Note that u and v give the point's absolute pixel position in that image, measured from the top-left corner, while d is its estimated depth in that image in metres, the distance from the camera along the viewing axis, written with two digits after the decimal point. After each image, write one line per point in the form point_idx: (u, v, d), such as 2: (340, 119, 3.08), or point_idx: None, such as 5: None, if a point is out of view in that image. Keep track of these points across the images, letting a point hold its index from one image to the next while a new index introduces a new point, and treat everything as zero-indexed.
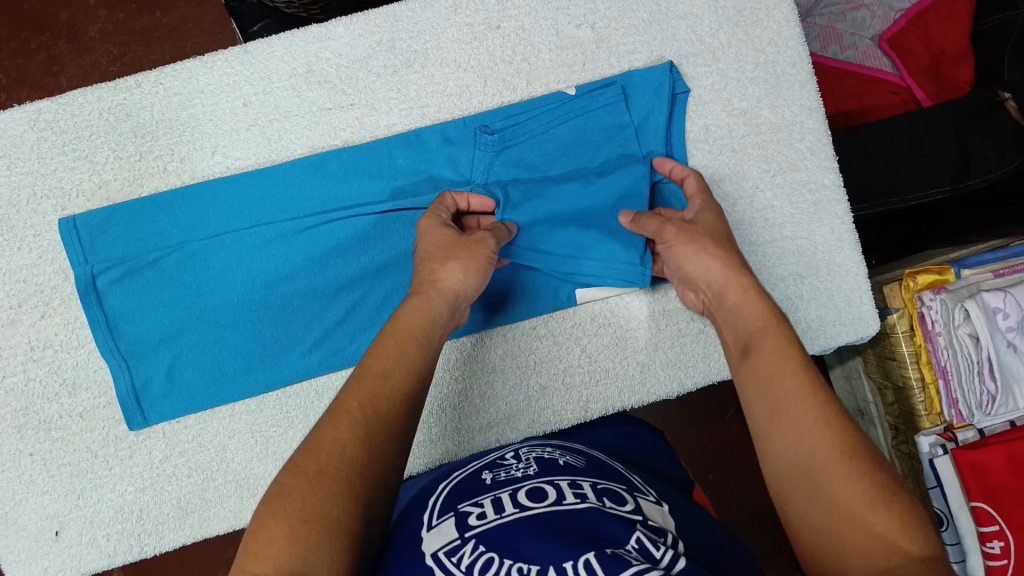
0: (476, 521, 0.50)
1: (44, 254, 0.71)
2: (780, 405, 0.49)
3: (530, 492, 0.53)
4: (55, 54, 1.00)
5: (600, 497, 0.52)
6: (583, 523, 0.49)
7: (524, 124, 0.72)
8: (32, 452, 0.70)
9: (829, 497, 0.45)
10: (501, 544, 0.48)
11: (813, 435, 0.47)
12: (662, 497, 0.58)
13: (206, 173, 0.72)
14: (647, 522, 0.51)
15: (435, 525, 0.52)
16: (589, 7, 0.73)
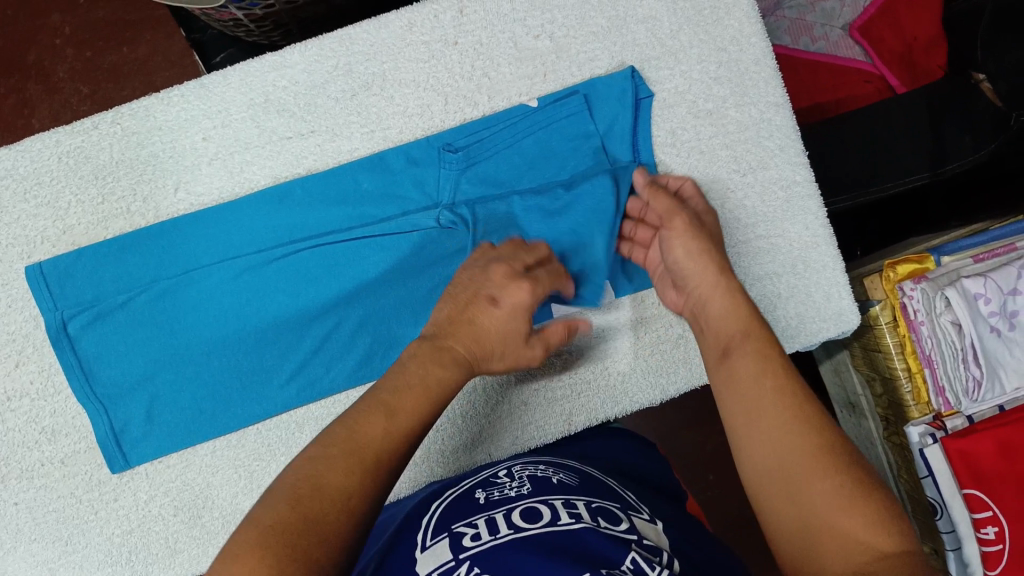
0: (471, 542, 0.51)
1: (14, 303, 0.70)
2: (756, 406, 0.51)
3: (525, 511, 0.53)
4: (25, 96, 0.99)
5: (594, 517, 0.52)
6: (579, 543, 0.49)
7: (488, 140, 0.71)
8: (16, 501, 0.70)
9: (804, 496, 0.46)
10: (491, 566, 0.48)
11: (789, 436, 0.48)
12: (654, 516, 0.57)
13: (170, 210, 0.71)
14: (642, 542, 0.51)
15: (429, 546, 0.53)
16: (547, 16, 0.72)
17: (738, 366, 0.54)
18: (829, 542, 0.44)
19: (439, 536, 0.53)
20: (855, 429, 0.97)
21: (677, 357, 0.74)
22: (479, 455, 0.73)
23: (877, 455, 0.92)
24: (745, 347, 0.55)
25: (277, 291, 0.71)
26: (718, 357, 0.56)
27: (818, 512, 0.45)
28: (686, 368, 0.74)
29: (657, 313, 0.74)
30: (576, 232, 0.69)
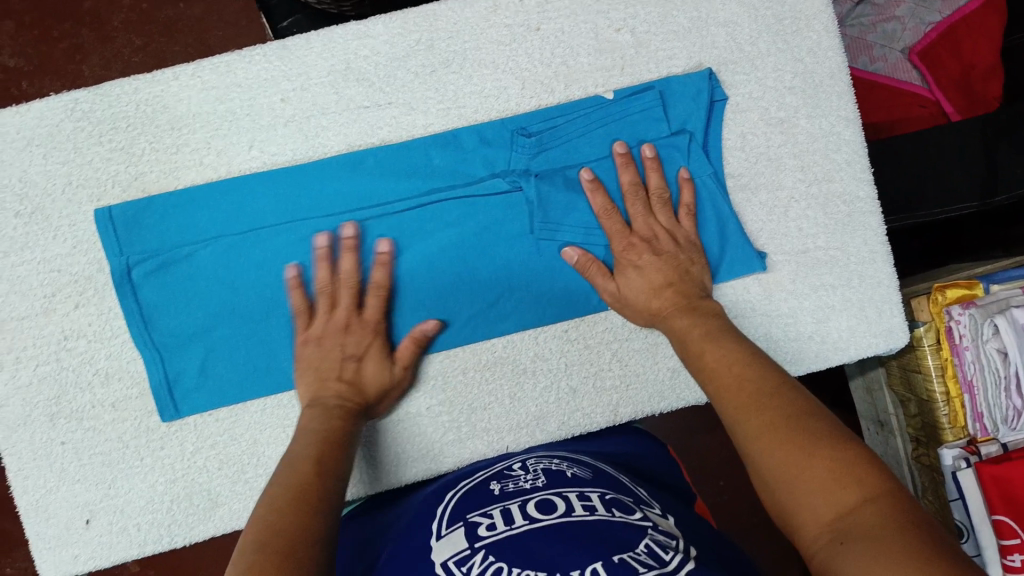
0: (487, 532, 0.57)
1: (79, 245, 0.71)
2: (724, 396, 0.58)
3: (540, 504, 0.60)
4: (79, 43, 1.00)
5: (609, 508, 0.58)
6: (594, 530, 0.54)
7: (562, 127, 0.72)
8: (63, 441, 0.70)
9: (767, 470, 0.51)
10: (509, 552, 0.53)
11: (750, 420, 0.54)
12: (667, 510, 0.62)
13: (242, 167, 0.72)
14: (654, 529, 0.57)
15: (445, 535, 0.58)
16: (630, 11, 0.73)
17: (712, 357, 0.61)
18: (804, 502, 0.48)
19: (454, 525, 0.59)
20: (884, 446, 0.98)
21: None
22: (523, 436, 0.74)
23: (903, 475, 0.94)
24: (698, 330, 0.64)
25: None
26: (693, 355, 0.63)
27: (781, 473, 0.50)
28: None
29: None
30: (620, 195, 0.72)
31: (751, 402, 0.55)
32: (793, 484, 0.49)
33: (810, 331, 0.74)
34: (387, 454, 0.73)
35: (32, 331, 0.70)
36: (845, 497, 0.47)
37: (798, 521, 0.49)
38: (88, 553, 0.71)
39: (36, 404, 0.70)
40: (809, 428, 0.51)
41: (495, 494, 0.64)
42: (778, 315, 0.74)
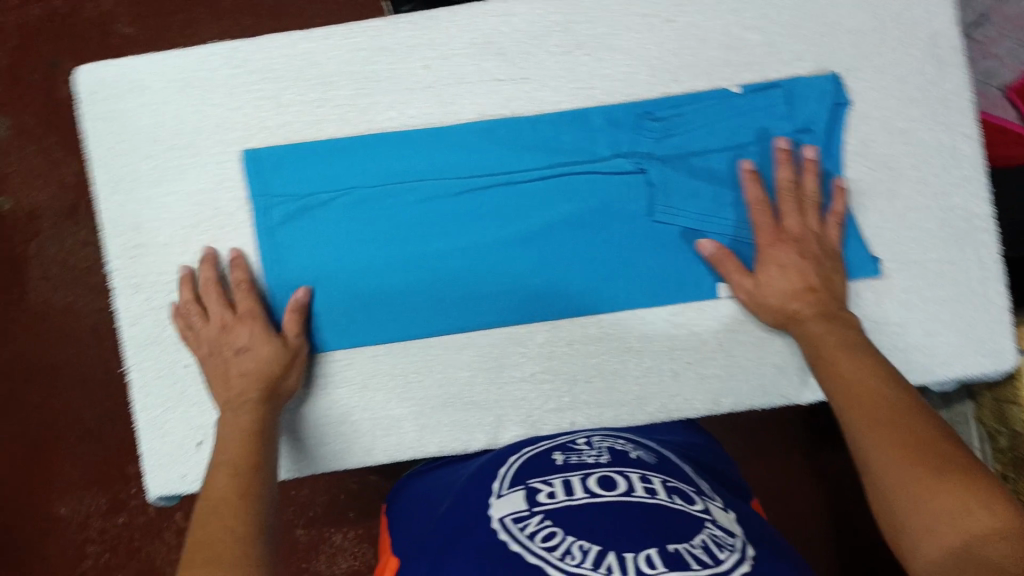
0: (547, 498, 0.61)
1: (222, 184, 0.75)
2: (853, 404, 0.61)
3: (601, 479, 0.63)
4: (194, 17, 1.17)
5: (669, 493, 0.61)
6: (652, 515, 0.57)
7: (688, 115, 0.75)
8: (187, 363, 0.75)
9: (889, 484, 0.54)
10: (565, 519, 0.57)
11: (874, 435, 0.57)
12: (727, 503, 0.66)
13: (379, 125, 0.75)
14: (715, 522, 0.59)
15: (504, 495, 0.64)
16: (763, 12, 0.76)
17: (848, 365, 0.64)
18: (922, 520, 0.51)
19: (514, 487, 0.64)
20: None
21: None
22: (621, 414, 0.77)
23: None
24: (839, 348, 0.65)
25: (466, 218, 0.75)
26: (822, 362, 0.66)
27: (902, 492, 0.53)
28: None
29: None
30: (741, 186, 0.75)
31: (884, 415, 0.58)
32: (914, 501, 0.52)
33: (916, 340, 0.75)
34: (484, 416, 0.76)
35: (170, 259, 0.75)
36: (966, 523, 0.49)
37: (914, 536, 0.51)
38: (195, 473, 0.74)
39: (166, 327, 0.75)
40: (931, 456, 0.54)
41: (558, 463, 0.68)
42: (885, 321, 0.75)
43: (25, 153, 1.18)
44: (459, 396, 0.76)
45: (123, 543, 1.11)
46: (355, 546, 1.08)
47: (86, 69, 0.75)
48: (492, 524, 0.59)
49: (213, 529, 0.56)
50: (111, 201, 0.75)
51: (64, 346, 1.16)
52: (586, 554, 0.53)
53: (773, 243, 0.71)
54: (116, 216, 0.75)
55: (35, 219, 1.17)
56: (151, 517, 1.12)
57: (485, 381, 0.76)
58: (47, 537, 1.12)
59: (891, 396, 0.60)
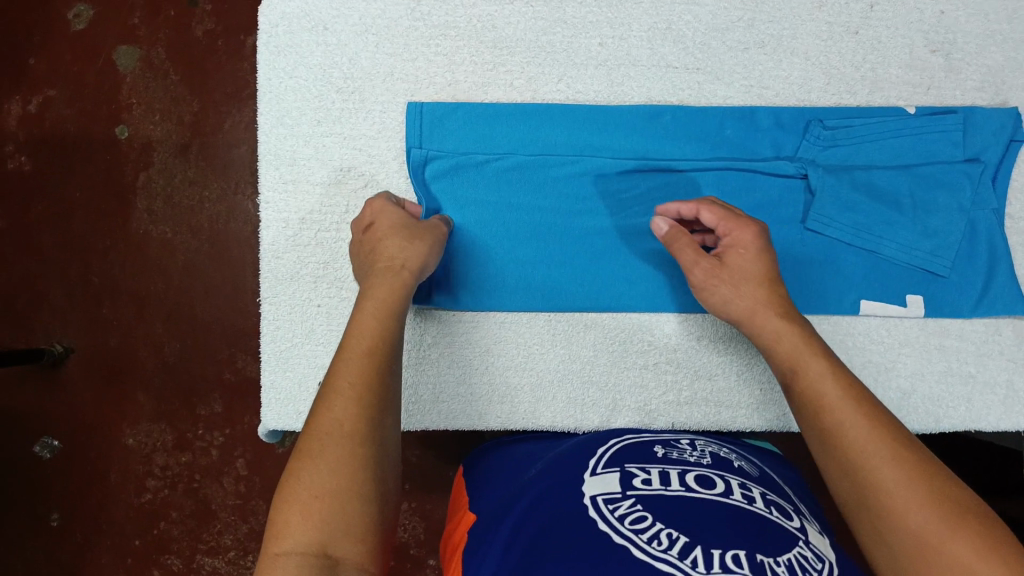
0: (642, 485, 0.59)
1: (383, 131, 0.76)
2: (837, 426, 0.55)
3: (699, 478, 0.60)
4: None
5: (768, 505, 0.58)
6: (750, 519, 0.55)
7: (858, 128, 0.73)
8: (320, 303, 0.75)
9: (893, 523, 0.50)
10: (657, 507, 0.55)
11: (870, 469, 0.52)
12: (824, 531, 0.61)
13: (546, 96, 0.76)
14: (810, 543, 0.55)
15: (599, 474, 0.62)
16: (949, 37, 0.75)
17: (817, 374, 0.59)
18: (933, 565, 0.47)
19: (610, 470, 0.63)
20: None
21: (962, 393, 0.73)
22: (740, 417, 0.75)
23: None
24: (813, 363, 0.60)
25: (616, 200, 0.74)
26: (789, 377, 0.61)
27: (907, 531, 0.49)
28: (965, 406, 0.73)
29: (955, 347, 0.73)
30: (907, 206, 0.73)
31: (875, 443, 0.53)
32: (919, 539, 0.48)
33: None
34: (601, 397, 0.75)
35: (321, 198, 0.75)
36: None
37: None
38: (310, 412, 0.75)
39: (307, 265, 0.75)
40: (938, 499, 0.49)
41: (658, 457, 0.66)
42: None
43: (150, 84, 1.16)
44: (577, 374, 0.75)
45: (183, 481, 1.11)
46: (409, 519, 1.01)
47: (271, 0, 0.76)
48: (582, 502, 0.57)
49: (336, 415, 0.50)
50: (271, 133, 0.75)
51: (156, 277, 1.14)
52: (674, 542, 0.51)
53: (741, 229, 0.66)
54: (274, 146, 0.75)
55: (149, 150, 1.15)
56: (214, 459, 1.11)
57: (608, 363, 0.76)
58: (110, 461, 1.12)
59: (878, 431, 0.54)
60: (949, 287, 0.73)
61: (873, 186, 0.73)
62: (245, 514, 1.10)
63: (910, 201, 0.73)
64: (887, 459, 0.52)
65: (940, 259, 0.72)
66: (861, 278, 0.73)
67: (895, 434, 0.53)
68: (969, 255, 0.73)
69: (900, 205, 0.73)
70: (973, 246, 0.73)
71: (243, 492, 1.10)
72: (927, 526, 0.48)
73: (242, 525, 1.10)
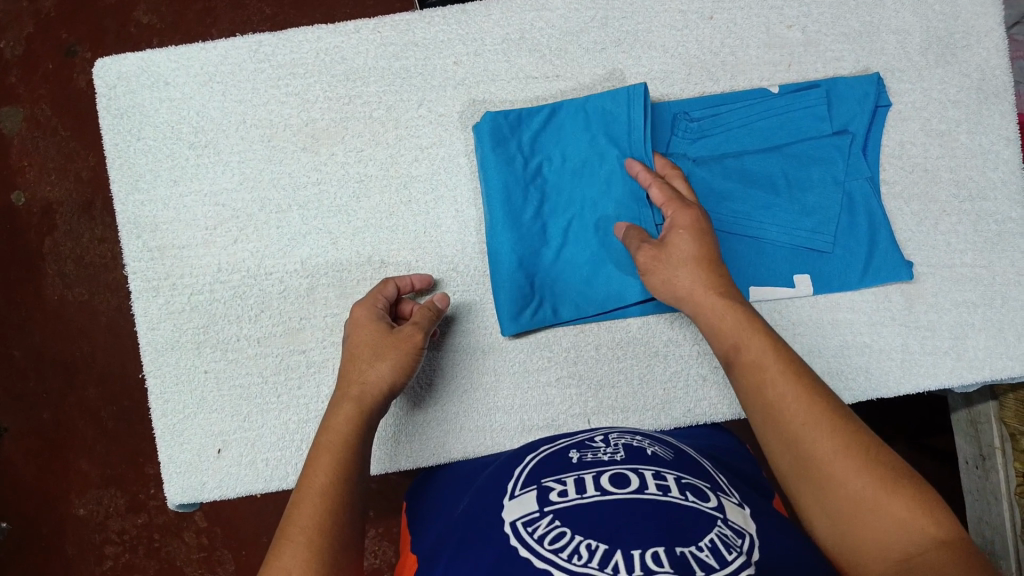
0: (558, 498, 0.52)
1: (245, 182, 0.73)
2: (775, 405, 0.55)
3: (614, 477, 0.53)
4: (211, 7, 1.10)
5: (683, 491, 0.52)
6: (667, 513, 0.49)
7: (725, 115, 0.73)
8: (206, 368, 0.73)
9: (834, 494, 0.51)
10: (577, 519, 0.49)
11: (808, 440, 0.53)
12: (746, 499, 0.54)
13: (409, 123, 0.74)
14: (729, 521, 0.50)
15: (518, 496, 0.54)
16: (803, 10, 0.75)
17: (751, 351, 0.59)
18: (875, 530, 0.49)
19: (529, 487, 0.55)
20: (976, 483, 0.93)
21: (859, 363, 0.73)
22: (647, 419, 0.74)
23: (998, 511, 0.89)
24: (751, 340, 0.59)
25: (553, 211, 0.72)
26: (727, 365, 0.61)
27: (846, 503, 0.50)
28: (865, 376, 0.73)
29: (848, 320, 0.73)
30: (782, 187, 0.72)
31: (809, 410, 0.54)
32: (857, 503, 0.50)
33: (947, 346, 0.73)
34: (508, 420, 0.73)
35: (190, 259, 0.73)
36: (907, 544, 0.48)
37: (857, 550, 0.49)
38: (215, 481, 0.73)
39: (185, 330, 0.73)
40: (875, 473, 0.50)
41: (572, 462, 0.58)
42: (917, 326, 0.73)
43: (39, 144, 1.09)
44: (483, 400, 0.73)
45: (144, 543, 1.07)
46: (377, 545, 1.03)
47: (105, 61, 0.73)
48: (503, 530, 0.50)
49: (284, 562, 0.51)
50: (128, 201, 0.73)
51: (78, 342, 1.09)
52: (594, 554, 0.46)
53: (678, 211, 0.65)
54: (133, 214, 0.73)
55: (50, 213, 1.09)
56: (170, 516, 1.08)
57: (510, 385, 0.74)
58: (66, 535, 1.08)
59: (815, 405, 0.54)
60: (833, 263, 0.72)
61: (749, 173, 0.72)
62: (212, 566, 1.07)
63: (787, 182, 0.72)
64: (822, 431, 0.53)
65: (822, 236, 0.72)
66: (751, 266, 0.72)
67: (810, 386, 0.55)
68: (849, 228, 0.73)
69: (777, 187, 0.72)
70: (853, 218, 0.73)
71: (206, 543, 1.07)
72: (865, 501, 0.50)
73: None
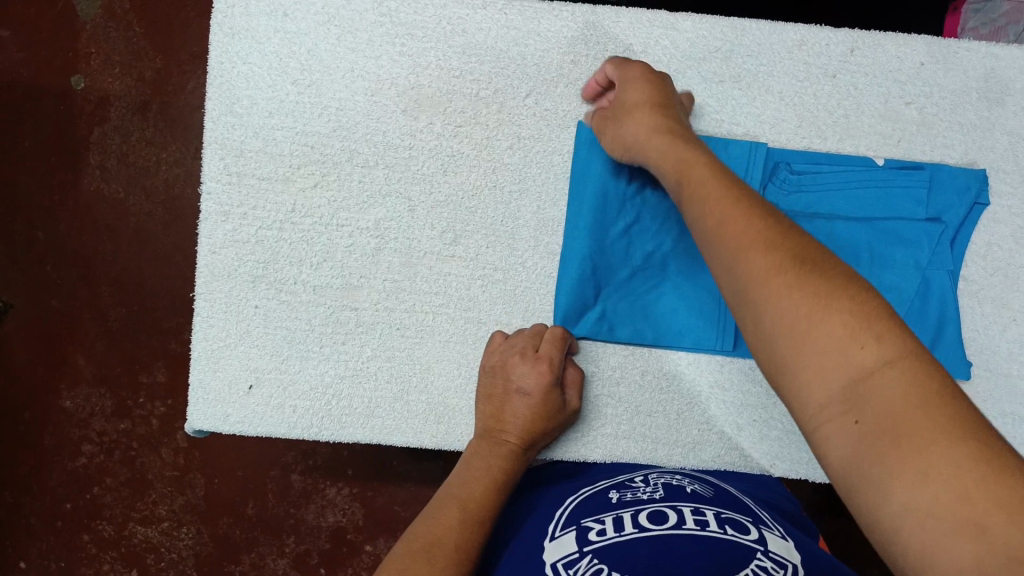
0: (596, 537, 0.52)
1: (338, 130, 0.73)
2: (769, 293, 0.45)
3: (652, 514, 0.54)
4: None
5: (722, 525, 0.52)
6: (702, 546, 0.49)
7: (824, 175, 0.72)
8: (257, 304, 0.72)
9: (823, 391, 0.41)
10: (615, 557, 0.49)
11: (815, 329, 0.42)
12: (788, 534, 0.54)
13: (512, 110, 0.73)
14: (770, 553, 0.49)
15: (558, 537, 0.55)
16: (925, 89, 0.74)
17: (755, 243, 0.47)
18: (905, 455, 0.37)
19: (568, 528, 0.55)
20: None
21: None
22: (676, 454, 0.73)
23: None
24: (755, 233, 0.48)
25: (641, 230, 0.71)
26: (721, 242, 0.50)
27: (847, 407, 0.40)
28: None
29: None
30: (865, 258, 0.72)
31: (815, 301, 0.43)
32: (859, 407, 0.39)
33: None
34: None
35: (267, 193, 0.73)
36: (956, 485, 0.35)
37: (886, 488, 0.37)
38: (240, 416, 0.72)
39: (244, 262, 0.72)
40: (940, 417, 0.37)
41: (610, 501, 0.59)
42: None
43: (111, 35, 1.08)
44: None
45: (120, 449, 1.06)
46: (348, 504, 1.04)
47: None
48: (542, 572, 0.51)
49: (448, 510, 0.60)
50: (220, 120, 0.72)
51: (104, 238, 1.08)
52: None
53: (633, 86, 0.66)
54: (220, 135, 0.72)
55: (105, 103, 1.08)
56: (154, 429, 1.06)
57: None
58: (45, 425, 1.07)
59: (820, 297, 0.43)
60: None
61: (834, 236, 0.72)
62: (182, 487, 1.05)
63: (871, 254, 0.72)
64: (822, 320, 0.42)
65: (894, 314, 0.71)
66: None
67: (823, 272, 0.45)
68: (922, 315, 0.72)
69: (859, 257, 0.72)
70: (928, 306, 0.72)
71: (182, 463, 1.06)
72: (878, 400, 0.39)
73: (178, 497, 1.05)
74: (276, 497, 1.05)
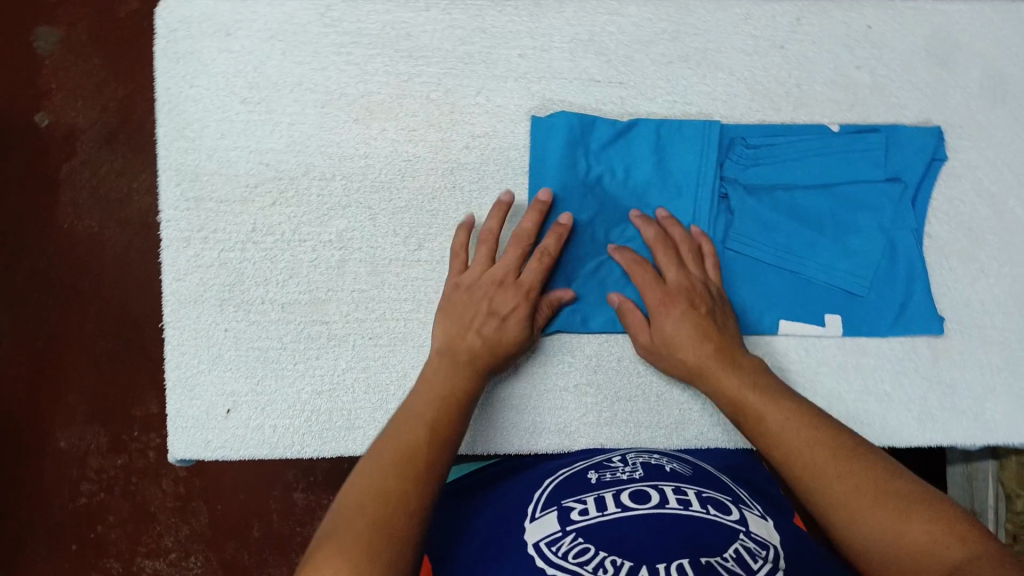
0: (579, 517, 0.52)
1: (292, 144, 0.72)
2: (789, 454, 0.54)
3: (634, 494, 0.53)
4: None
5: (704, 504, 0.52)
6: (687, 526, 0.49)
7: (781, 146, 0.72)
8: (226, 327, 0.72)
9: (848, 514, 0.50)
10: (600, 538, 0.49)
11: (820, 467, 0.52)
12: (768, 512, 0.54)
13: (464, 109, 0.73)
14: (752, 533, 0.49)
15: (537, 517, 0.53)
16: (874, 52, 0.75)
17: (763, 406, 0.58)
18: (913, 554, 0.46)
19: (549, 508, 0.54)
20: None
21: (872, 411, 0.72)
22: (659, 437, 0.73)
23: None
24: (775, 411, 0.57)
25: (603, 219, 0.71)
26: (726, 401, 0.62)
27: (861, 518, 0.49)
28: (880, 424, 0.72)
29: (872, 365, 0.73)
30: (828, 227, 0.72)
31: (815, 450, 0.53)
32: (879, 528, 0.48)
33: (965, 406, 0.73)
34: (521, 420, 0.72)
35: (226, 214, 0.72)
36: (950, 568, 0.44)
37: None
38: (220, 441, 0.72)
39: (209, 287, 0.72)
40: (919, 518, 0.47)
41: (591, 482, 0.58)
42: (938, 381, 0.73)
43: (68, 69, 1.08)
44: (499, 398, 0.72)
45: (120, 484, 1.05)
46: None
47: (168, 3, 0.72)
48: (526, 551, 0.49)
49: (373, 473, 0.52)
50: (172, 146, 0.72)
51: (77, 274, 1.07)
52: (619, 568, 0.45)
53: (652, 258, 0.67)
54: (174, 161, 0.72)
55: (72, 138, 1.07)
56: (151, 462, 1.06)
57: (528, 385, 0.73)
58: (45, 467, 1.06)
59: (816, 444, 0.54)
60: (870, 308, 0.72)
61: (796, 208, 0.72)
62: (186, 516, 1.05)
63: (833, 222, 0.72)
64: (818, 453, 0.53)
65: (861, 279, 0.71)
66: (786, 300, 0.71)
67: (825, 430, 0.55)
68: (888, 278, 0.72)
69: (822, 226, 0.72)
70: (894, 268, 0.72)
71: (182, 492, 1.05)
72: (886, 522, 0.48)
73: (181, 527, 1.05)
74: (279, 518, 1.05)
